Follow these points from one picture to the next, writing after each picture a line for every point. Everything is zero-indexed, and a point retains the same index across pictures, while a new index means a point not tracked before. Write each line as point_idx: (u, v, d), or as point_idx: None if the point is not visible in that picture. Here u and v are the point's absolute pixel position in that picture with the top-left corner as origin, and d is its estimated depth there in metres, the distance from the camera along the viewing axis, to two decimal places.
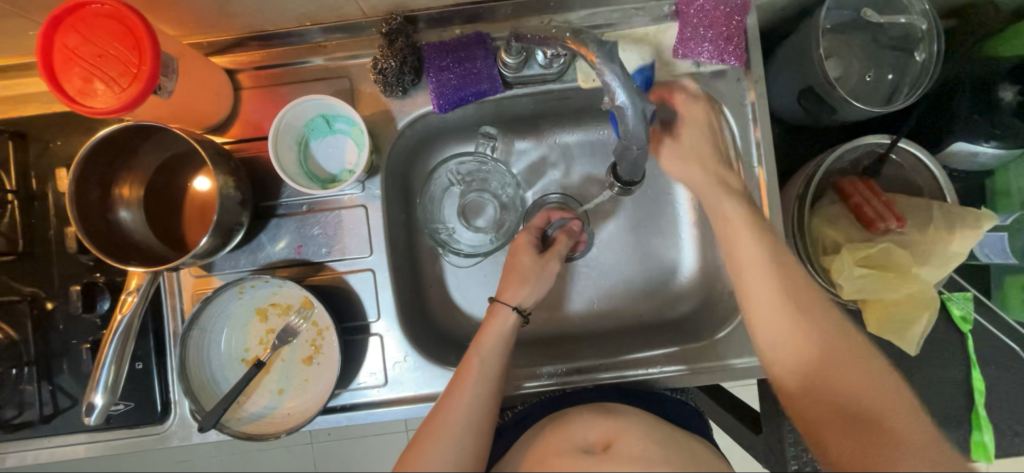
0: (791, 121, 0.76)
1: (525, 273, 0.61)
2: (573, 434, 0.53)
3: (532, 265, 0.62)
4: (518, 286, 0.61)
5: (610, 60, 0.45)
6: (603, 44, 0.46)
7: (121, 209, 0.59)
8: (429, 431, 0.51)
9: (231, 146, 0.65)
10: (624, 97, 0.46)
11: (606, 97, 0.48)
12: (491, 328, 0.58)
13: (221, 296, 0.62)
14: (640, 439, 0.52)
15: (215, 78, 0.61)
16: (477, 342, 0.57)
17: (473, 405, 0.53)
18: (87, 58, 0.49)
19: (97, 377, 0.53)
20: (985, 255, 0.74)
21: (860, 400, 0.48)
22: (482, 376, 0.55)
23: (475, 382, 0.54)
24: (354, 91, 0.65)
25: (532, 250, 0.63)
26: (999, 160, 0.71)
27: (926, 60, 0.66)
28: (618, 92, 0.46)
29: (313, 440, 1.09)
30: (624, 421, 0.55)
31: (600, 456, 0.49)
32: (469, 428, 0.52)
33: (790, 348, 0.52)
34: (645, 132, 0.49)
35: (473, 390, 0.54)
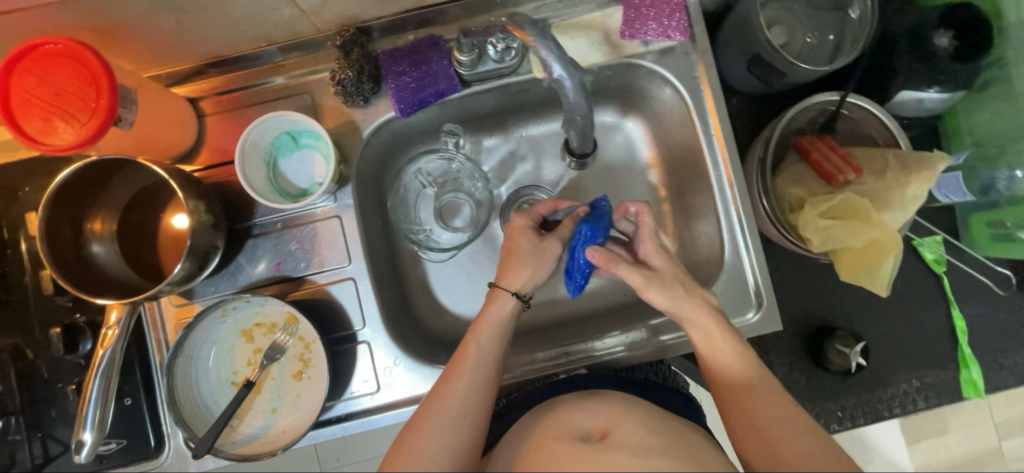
0: (746, 90, 0.79)
1: (524, 255, 0.62)
2: (570, 421, 0.52)
3: (529, 247, 0.63)
4: (517, 267, 0.62)
5: (542, 37, 0.51)
6: (536, 26, 0.52)
7: (94, 245, 0.59)
8: (422, 416, 0.51)
9: (201, 173, 0.65)
10: (560, 70, 0.52)
11: (546, 73, 0.54)
12: (489, 313, 0.59)
13: (204, 322, 0.62)
14: (639, 428, 0.50)
15: (177, 107, 0.62)
16: (474, 327, 0.58)
17: (470, 389, 0.53)
18: (44, 99, 0.50)
19: (84, 415, 0.53)
20: (943, 195, 0.77)
21: (790, 437, 0.47)
22: (480, 359, 0.55)
23: (472, 366, 0.54)
24: (317, 105, 0.66)
25: (530, 233, 0.64)
26: (945, 103, 0.74)
27: (860, 16, 0.68)
28: (554, 66, 0.52)
29: (323, 467, 1.10)
30: (620, 409, 0.53)
31: (598, 445, 0.47)
32: (465, 411, 0.51)
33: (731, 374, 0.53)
34: (585, 103, 0.55)
35: (470, 373, 0.54)
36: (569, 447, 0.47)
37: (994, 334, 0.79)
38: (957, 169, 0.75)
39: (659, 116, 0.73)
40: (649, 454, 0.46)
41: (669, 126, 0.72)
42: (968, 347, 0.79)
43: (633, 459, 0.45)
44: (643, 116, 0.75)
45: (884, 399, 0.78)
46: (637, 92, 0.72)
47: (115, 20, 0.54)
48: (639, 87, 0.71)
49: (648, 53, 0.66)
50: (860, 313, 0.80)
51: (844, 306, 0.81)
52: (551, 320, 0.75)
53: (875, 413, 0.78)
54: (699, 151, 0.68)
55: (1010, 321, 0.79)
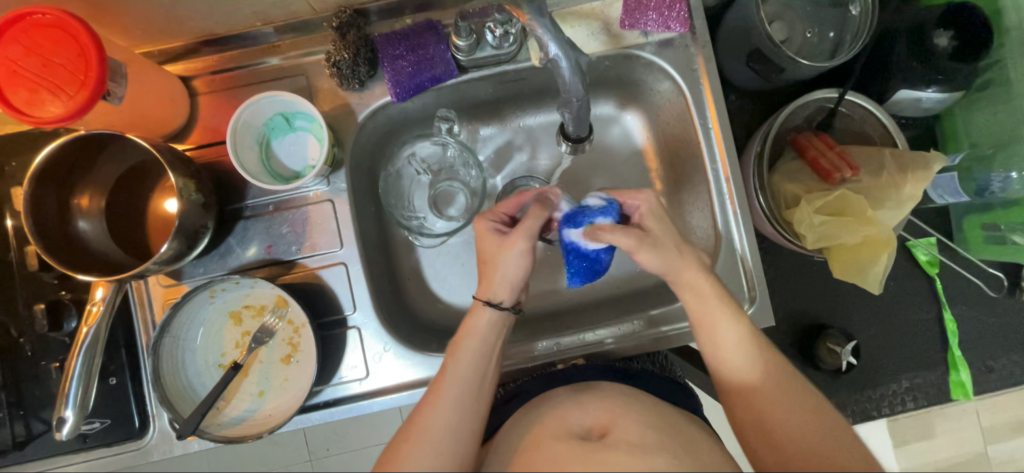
0: (745, 87, 0.78)
1: (497, 259, 0.58)
2: (569, 420, 0.52)
3: (491, 248, 0.59)
4: (496, 273, 0.58)
5: (539, 14, 0.48)
6: (532, 2, 0.49)
7: (80, 220, 0.58)
8: (407, 444, 0.50)
9: (192, 152, 0.64)
10: (555, 48, 0.50)
11: (540, 51, 0.52)
12: (472, 328, 0.57)
13: (192, 302, 0.61)
14: (636, 424, 0.50)
15: (169, 85, 0.61)
16: (455, 344, 0.56)
17: (456, 411, 0.51)
18: (33, 70, 0.49)
19: (67, 392, 0.52)
20: (939, 197, 0.78)
21: (809, 442, 0.48)
22: (462, 380, 0.53)
23: (459, 387, 0.53)
24: (311, 88, 0.65)
25: (494, 233, 0.59)
26: (943, 103, 0.75)
27: (861, 13, 0.67)
28: (550, 44, 0.50)
29: (313, 457, 1.10)
30: (618, 405, 0.53)
31: (595, 444, 0.47)
32: (453, 437, 0.50)
33: (737, 378, 0.53)
34: (580, 83, 0.54)
35: (454, 395, 0.52)
36: (567, 446, 0.47)
37: (984, 337, 0.80)
38: (951, 170, 0.76)
39: (657, 108, 0.73)
40: (646, 453, 0.46)
41: (667, 119, 0.72)
42: (959, 349, 0.79)
43: (632, 458, 0.45)
44: (642, 110, 0.74)
45: (873, 399, 0.78)
46: (636, 84, 0.72)
47: None
48: (639, 80, 0.71)
49: (647, 44, 0.66)
50: (853, 312, 0.80)
51: (837, 305, 0.80)
52: (542, 311, 0.74)
53: (864, 412, 0.78)
54: (696, 144, 0.68)
55: (1001, 324, 0.80)
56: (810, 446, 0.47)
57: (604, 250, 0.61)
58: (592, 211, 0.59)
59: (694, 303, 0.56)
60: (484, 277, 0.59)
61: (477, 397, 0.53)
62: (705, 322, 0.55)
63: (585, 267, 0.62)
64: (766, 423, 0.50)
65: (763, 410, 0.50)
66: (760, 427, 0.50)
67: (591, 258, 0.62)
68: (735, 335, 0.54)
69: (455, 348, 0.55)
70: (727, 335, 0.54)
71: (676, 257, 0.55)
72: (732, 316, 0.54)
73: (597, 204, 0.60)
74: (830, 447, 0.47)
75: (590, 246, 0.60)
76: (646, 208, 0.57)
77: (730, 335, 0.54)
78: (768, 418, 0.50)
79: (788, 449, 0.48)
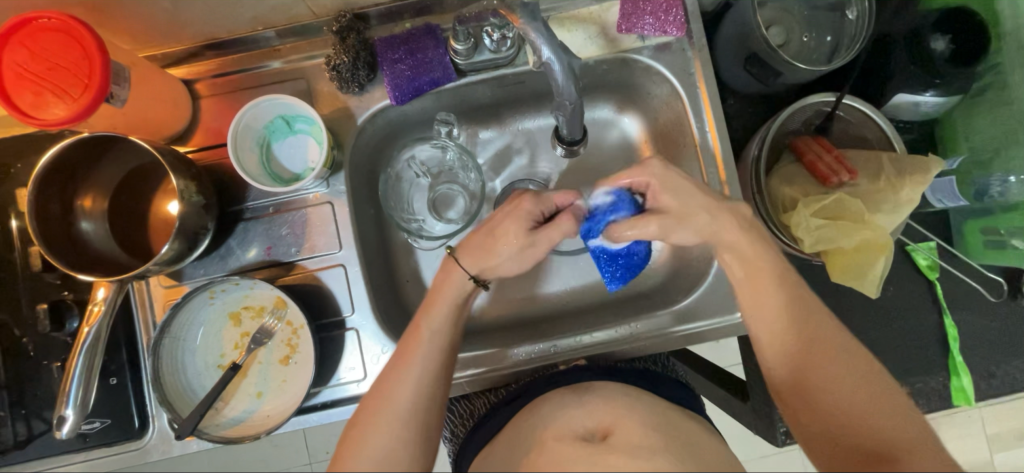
0: (743, 90, 0.78)
1: (502, 241, 0.56)
2: (570, 420, 0.52)
3: (518, 240, 0.56)
4: (490, 253, 0.57)
5: (531, 18, 0.49)
6: (525, 7, 0.50)
7: (83, 221, 0.59)
8: (374, 403, 0.52)
9: (194, 154, 0.65)
10: (548, 52, 0.51)
11: (534, 55, 0.52)
12: (443, 293, 0.57)
13: (192, 302, 0.62)
14: (638, 424, 0.50)
15: (172, 88, 0.62)
16: (426, 309, 0.57)
17: (426, 373, 0.53)
18: (38, 73, 0.50)
19: (67, 391, 0.53)
20: (938, 200, 0.77)
21: (858, 412, 0.48)
22: (430, 344, 0.55)
23: (428, 349, 0.54)
24: (312, 91, 0.66)
25: (524, 221, 0.56)
26: (941, 108, 0.74)
27: (858, 18, 0.68)
28: (543, 47, 0.51)
29: (312, 460, 1.10)
30: (622, 405, 0.53)
31: (598, 446, 0.48)
32: (418, 398, 0.52)
33: (783, 350, 0.53)
34: (573, 86, 0.54)
35: (422, 357, 0.54)
36: (570, 449, 0.48)
37: (985, 342, 0.79)
38: (951, 173, 0.75)
39: (655, 112, 0.73)
40: (648, 456, 0.46)
41: (665, 122, 0.72)
42: (961, 355, 0.78)
43: (632, 461, 0.46)
44: (639, 113, 0.75)
45: None
46: (634, 88, 0.72)
47: None
48: (637, 83, 0.71)
49: (644, 48, 0.66)
50: (852, 316, 0.80)
51: (836, 309, 0.80)
52: (541, 314, 0.75)
53: None
54: (694, 148, 0.68)
55: (1002, 329, 0.79)
56: (861, 417, 0.48)
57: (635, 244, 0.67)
58: (603, 211, 0.62)
59: (736, 265, 0.56)
60: (474, 245, 0.58)
61: (444, 360, 0.55)
62: (749, 293, 0.55)
63: (622, 266, 0.68)
64: (813, 393, 0.50)
65: (810, 380, 0.51)
66: (805, 396, 0.51)
67: (624, 255, 0.67)
68: (780, 306, 0.53)
69: (427, 313, 0.56)
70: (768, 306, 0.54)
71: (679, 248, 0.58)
72: (775, 285, 0.54)
73: (604, 201, 0.61)
74: (879, 417, 0.47)
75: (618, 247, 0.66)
76: (655, 183, 0.56)
77: (775, 306, 0.54)
78: (814, 390, 0.50)
79: (834, 418, 0.49)
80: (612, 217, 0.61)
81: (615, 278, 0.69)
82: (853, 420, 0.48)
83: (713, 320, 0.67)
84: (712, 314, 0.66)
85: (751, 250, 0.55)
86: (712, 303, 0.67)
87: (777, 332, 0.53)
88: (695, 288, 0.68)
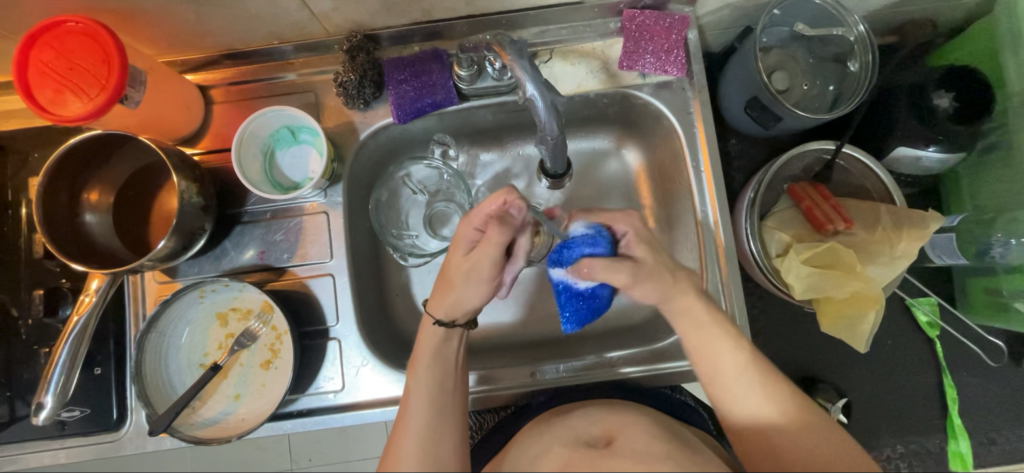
0: (744, 131, 0.79)
1: (452, 276, 0.57)
2: (577, 428, 0.53)
3: (462, 268, 0.56)
4: (447, 292, 0.57)
5: (518, 56, 0.51)
6: (514, 44, 0.52)
7: (88, 213, 0.61)
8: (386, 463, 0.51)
9: (201, 156, 0.68)
10: (533, 89, 0.51)
11: (520, 91, 0.54)
12: (424, 343, 0.58)
13: (182, 300, 0.63)
14: (642, 434, 0.51)
15: (187, 94, 0.64)
16: (413, 363, 0.57)
17: (424, 434, 0.53)
18: (59, 71, 0.53)
19: (49, 378, 0.55)
20: (936, 256, 0.75)
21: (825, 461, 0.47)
22: (422, 400, 0.54)
23: (420, 403, 0.54)
24: (319, 105, 0.68)
25: (461, 247, 0.56)
26: (945, 164, 0.73)
27: (860, 69, 0.68)
28: (528, 84, 0.52)
29: (293, 466, 1.09)
30: (625, 417, 0.54)
31: (603, 451, 0.48)
32: (426, 448, 0.52)
33: (741, 394, 0.52)
34: (556, 122, 0.55)
35: (418, 419, 0.53)
36: (572, 453, 0.49)
37: (986, 407, 0.77)
38: (950, 230, 0.74)
39: (654, 147, 0.74)
40: (651, 458, 0.47)
41: (663, 157, 0.73)
42: (959, 418, 0.77)
43: (634, 464, 0.46)
44: (640, 146, 0.75)
45: None
46: (634, 123, 0.73)
47: (137, 8, 0.57)
48: (637, 118, 0.72)
49: (644, 85, 0.68)
50: (847, 369, 0.78)
51: (829, 359, 0.79)
52: (529, 338, 0.74)
53: None
54: (689, 186, 0.68)
55: (1002, 394, 0.77)
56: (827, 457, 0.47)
57: (599, 286, 0.61)
58: (579, 242, 0.58)
59: (692, 331, 0.54)
60: (439, 287, 0.58)
61: (442, 416, 0.54)
62: (703, 346, 0.54)
63: (584, 307, 0.62)
64: (778, 448, 0.49)
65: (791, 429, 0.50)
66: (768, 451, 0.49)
67: (587, 297, 0.61)
68: (741, 365, 0.52)
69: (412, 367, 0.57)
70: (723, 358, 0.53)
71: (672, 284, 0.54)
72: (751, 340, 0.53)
73: (583, 233, 0.58)
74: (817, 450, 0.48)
75: (583, 285, 0.60)
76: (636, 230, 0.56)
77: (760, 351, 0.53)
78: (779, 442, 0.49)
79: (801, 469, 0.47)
80: (587, 251, 0.57)
81: (572, 320, 0.63)
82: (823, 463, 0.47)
83: None
84: None
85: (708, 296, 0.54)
86: None
87: (740, 387, 0.52)
88: None
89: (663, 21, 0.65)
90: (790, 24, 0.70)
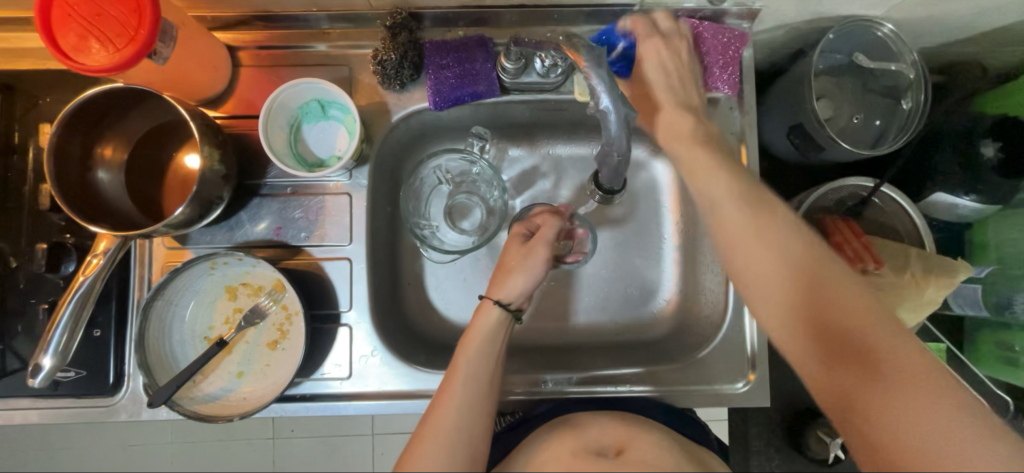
0: (780, 156, 0.77)
1: (513, 262, 0.59)
2: (588, 436, 0.52)
3: (518, 254, 0.60)
4: (503, 277, 0.58)
5: (597, 65, 0.47)
6: (592, 49, 0.48)
7: (100, 170, 0.58)
8: (423, 432, 0.49)
9: (223, 121, 0.64)
10: (608, 102, 0.47)
11: (591, 102, 0.49)
12: (478, 330, 0.55)
13: (191, 270, 0.60)
14: (654, 447, 0.50)
15: (214, 53, 0.61)
16: (463, 343, 0.54)
17: (464, 408, 0.50)
18: (84, 16, 0.49)
19: (48, 337, 0.52)
20: (958, 306, 0.76)
21: (847, 316, 0.44)
22: (468, 379, 0.52)
23: (464, 384, 0.51)
24: (352, 80, 0.65)
25: (518, 239, 0.61)
26: (980, 213, 0.72)
27: (912, 108, 0.66)
28: (603, 97, 0.47)
29: (275, 435, 1.07)
30: (637, 427, 0.54)
31: (615, 461, 0.48)
32: (464, 420, 0.50)
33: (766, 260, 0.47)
34: (627, 139, 0.51)
35: (461, 394, 0.51)
36: (587, 464, 0.48)
37: None
38: (977, 281, 0.73)
39: None
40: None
41: None
42: None
43: None
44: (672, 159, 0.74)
45: None
46: None
47: None
48: None
49: None
50: None
51: None
52: (540, 342, 0.73)
53: None
54: None
55: None
56: (937, 439, 0.39)
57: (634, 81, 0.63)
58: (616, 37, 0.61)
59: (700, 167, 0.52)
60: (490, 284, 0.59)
61: (486, 394, 0.52)
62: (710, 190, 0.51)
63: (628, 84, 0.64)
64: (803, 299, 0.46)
65: (802, 291, 0.46)
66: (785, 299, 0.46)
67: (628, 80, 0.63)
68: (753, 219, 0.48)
69: (462, 349, 0.54)
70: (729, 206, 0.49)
71: (682, 119, 0.55)
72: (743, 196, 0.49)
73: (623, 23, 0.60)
74: (844, 299, 0.45)
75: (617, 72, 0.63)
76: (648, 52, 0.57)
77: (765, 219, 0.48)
78: (805, 294, 0.45)
79: (824, 320, 0.45)
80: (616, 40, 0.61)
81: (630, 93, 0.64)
82: (955, 468, 0.38)
83: (713, 386, 0.65)
84: (706, 380, 0.65)
85: (770, 216, 0.48)
86: (712, 367, 0.66)
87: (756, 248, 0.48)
88: (703, 346, 0.67)
89: (722, 36, 0.62)
90: (847, 53, 0.68)
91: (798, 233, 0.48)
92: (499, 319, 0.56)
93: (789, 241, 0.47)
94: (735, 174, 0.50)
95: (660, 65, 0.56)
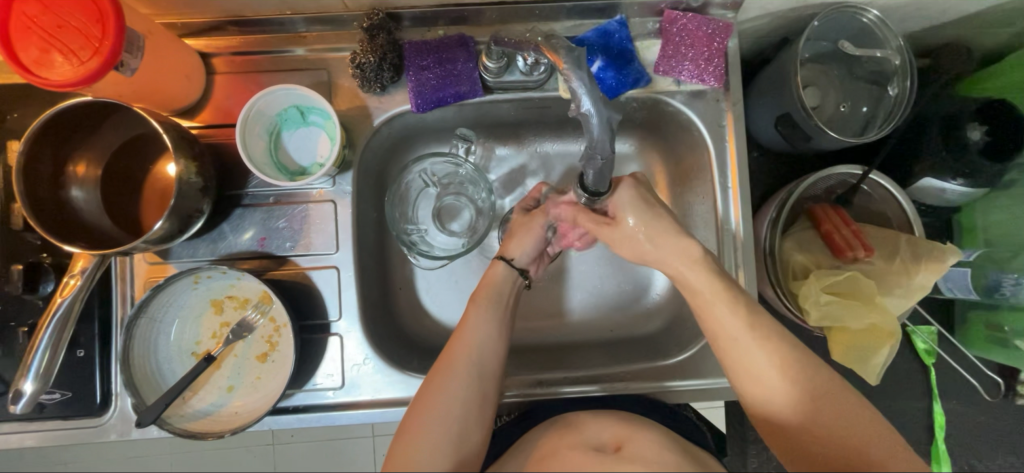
0: (767, 146, 0.77)
1: (515, 230, 0.64)
2: (584, 433, 0.52)
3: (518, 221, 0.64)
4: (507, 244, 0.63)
5: (577, 65, 0.45)
6: (572, 51, 0.46)
7: (74, 188, 0.57)
8: (440, 368, 0.54)
9: (199, 131, 0.63)
10: (589, 104, 0.45)
11: (573, 104, 0.47)
12: (489, 284, 0.61)
13: (174, 285, 0.59)
14: (651, 443, 0.50)
15: (188, 61, 0.59)
16: (477, 292, 0.60)
17: (480, 342, 0.55)
18: (45, 28, 0.47)
19: (29, 361, 0.51)
20: (948, 289, 0.75)
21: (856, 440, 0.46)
22: (483, 320, 0.57)
23: (481, 318, 0.57)
24: (332, 84, 0.64)
25: (520, 210, 0.66)
26: (965, 197, 0.72)
27: (898, 95, 0.65)
28: (584, 99, 0.45)
29: (275, 441, 1.06)
30: (634, 424, 0.53)
31: (613, 457, 0.47)
32: (479, 361, 0.54)
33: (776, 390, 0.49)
34: (611, 140, 0.47)
35: (477, 330, 0.56)
36: (583, 458, 0.48)
37: (965, 429, 0.80)
38: (965, 265, 0.73)
39: (678, 156, 0.71)
40: (664, 469, 0.46)
41: (687, 168, 0.70)
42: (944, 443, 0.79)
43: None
44: (661, 153, 0.73)
45: None
46: (660, 128, 0.71)
47: None
48: (665, 126, 0.70)
49: (678, 93, 0.65)
50: None
51: None
52: (534, 342, 0.73)
53: None
54: (711, 204, 0.67)
55: (983, 420, 0.80)
56: None
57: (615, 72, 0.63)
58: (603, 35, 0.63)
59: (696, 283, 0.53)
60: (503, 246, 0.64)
61: (499, 332, 0.57)
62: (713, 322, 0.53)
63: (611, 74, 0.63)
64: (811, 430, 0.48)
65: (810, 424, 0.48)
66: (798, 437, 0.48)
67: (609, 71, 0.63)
68: (758, 347, 0.50)
69: (477, 294, 0.60)
70: (730, 329, 0.52)
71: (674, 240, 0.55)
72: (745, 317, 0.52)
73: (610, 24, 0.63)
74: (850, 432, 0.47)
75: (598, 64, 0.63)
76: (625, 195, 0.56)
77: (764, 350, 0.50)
78: (812, 428, 0.48)
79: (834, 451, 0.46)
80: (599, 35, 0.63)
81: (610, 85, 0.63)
82: None
83: (709, 380, 0.65)
84: (702, 375, 0.65)
85: (767, 335, 0.51)
86: (706, 362, 0.66)
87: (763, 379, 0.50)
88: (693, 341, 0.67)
89: (706, 27, 0.62)
90: (832, 40, 0.67)
91: (798, 353, 0.50)
92: (506, 273, 0.62)
93: (798, 365, 0.50)
94: (729, 296, 0.52)
95: (639, 204, 0.56)
